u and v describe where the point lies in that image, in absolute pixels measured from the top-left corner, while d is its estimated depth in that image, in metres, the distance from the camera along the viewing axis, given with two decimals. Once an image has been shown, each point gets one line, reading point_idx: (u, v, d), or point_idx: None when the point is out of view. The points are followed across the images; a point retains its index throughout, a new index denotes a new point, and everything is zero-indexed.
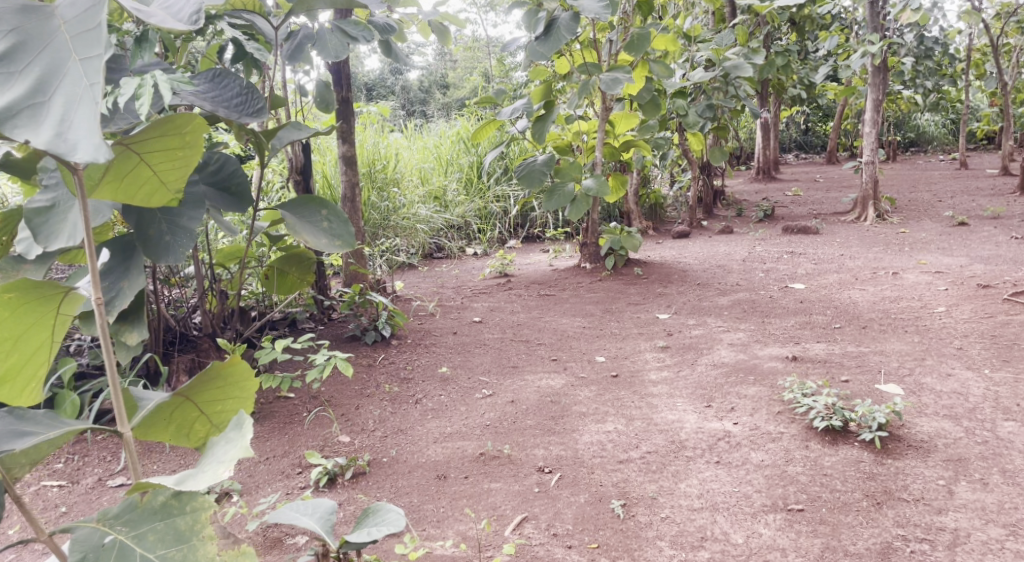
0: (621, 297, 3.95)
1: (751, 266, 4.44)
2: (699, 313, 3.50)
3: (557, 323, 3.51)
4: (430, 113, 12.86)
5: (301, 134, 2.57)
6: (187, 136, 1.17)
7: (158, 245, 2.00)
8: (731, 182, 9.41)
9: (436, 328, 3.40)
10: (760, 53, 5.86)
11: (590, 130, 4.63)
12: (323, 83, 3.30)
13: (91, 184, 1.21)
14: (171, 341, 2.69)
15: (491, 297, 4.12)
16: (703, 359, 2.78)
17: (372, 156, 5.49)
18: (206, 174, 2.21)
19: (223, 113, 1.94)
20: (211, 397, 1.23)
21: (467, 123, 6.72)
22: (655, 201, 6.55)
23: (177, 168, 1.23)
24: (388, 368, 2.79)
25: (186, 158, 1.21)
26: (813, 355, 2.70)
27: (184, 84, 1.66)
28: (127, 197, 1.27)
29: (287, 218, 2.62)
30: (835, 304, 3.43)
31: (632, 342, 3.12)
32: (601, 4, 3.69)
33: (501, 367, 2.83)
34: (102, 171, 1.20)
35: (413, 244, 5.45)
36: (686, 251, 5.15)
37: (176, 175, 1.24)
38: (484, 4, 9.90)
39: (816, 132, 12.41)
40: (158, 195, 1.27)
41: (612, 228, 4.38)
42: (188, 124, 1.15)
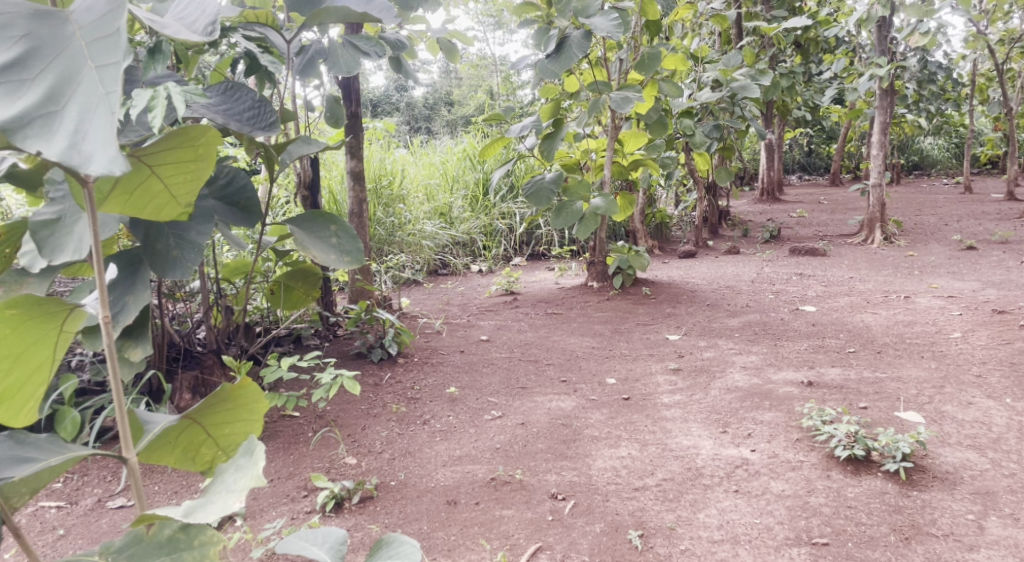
0: (630, 317, 3.90)
1: (760, 288, 4.39)
2: (710, 335, 3.45)
3: (565, 342, 3.46)
4: (435, 130, 12.89)
5: (311, 148, 2.54)
6: (201, 148, 1.14)
7: (165, 260, 1.96)
8: (735, 203, 9.39)
9: (443, 346, 3.35)
10: (768, 74, 5.86)
11: (599, 149, 4.60)
12: (333, 98, 3.28)
13: (99, 197, 1.17)
14: (175, 358, 2.63)
15: (497, 315, 4.07)
16: (716, 383, 2.72)
17: (379, 172, 5.46)
18: (214, 188, 2.16)
19: (234, 127, 1.90)
20: (218, 420, 1.18)
21: (474, 141, 6.70)
22: (661, 221, 6.51)
23: (189, 182, 1.19)
24: (395, 388, 2.74)
25: (198, 171, 1.18)
26: (829, 380, 2.64)
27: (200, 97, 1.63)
28: (135, 210, 1.23)
29: (295, 232, 2.57)
30: (847, 328, 3.38)
31: (642, 364, 3.06)
32: (613, 23, 3.67)
33: (510, 388, 2.77)
34: (110, 183, 1.16)
35: (418, 260, 5.44)
36: (693, 271, 5.11)
37: (188, 188, 1.21)
38: (491, 23, 9.93)
39: (819, 154, 12.44)
40: (168, 208, 1.24)
41: (620, 246, 4.34)
42: (203, 136, 1.11)
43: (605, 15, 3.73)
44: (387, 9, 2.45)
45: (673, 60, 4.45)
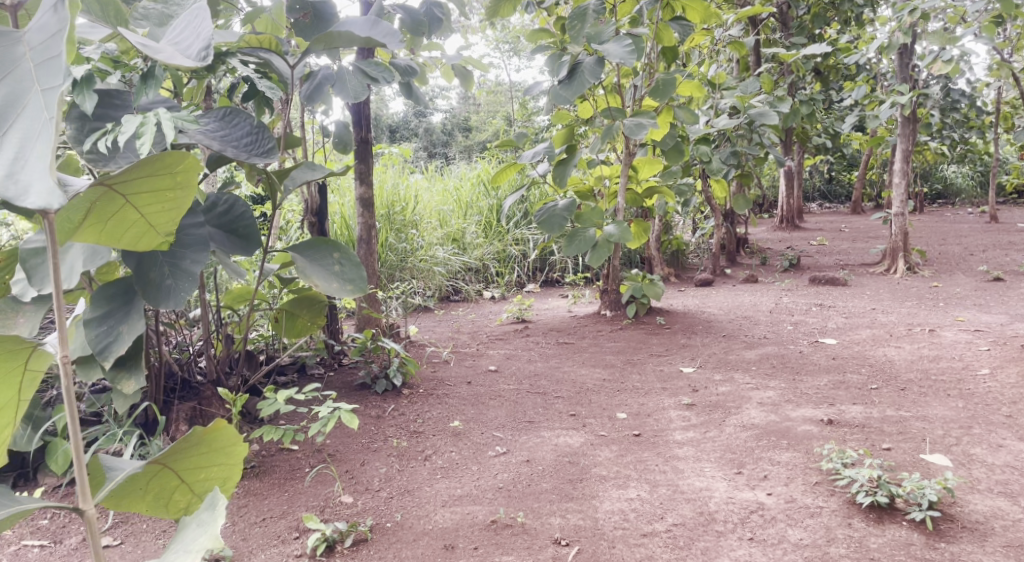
0: (643, 347, 3.80)
1: (779, 319, 4.27)
2: (726, 368, 3.34)
3: (575, 374, 3.36)
4: (452, 155, 12.96)
5: (315, 175, 2.49)
6: (179, 175, 1.08)
7: (159, 290, 1.90)
8: (753, 231, 9.28)
9: (450, 377, 3.27)
10: (786, 101, 5.77)
11: (613, 175, 4.53)
12: (343, 124, 3.24)
13: (70, 227, 1.11)
14: (173, 388, 2.57)
15: (507, 344, 3.99)
16: (731, 420, 2.61)
17: (392, 198, 5.44)
18: (212, 215, 2.11)
19: (231, 152, 1.85)
20: (192, 465, 1.10)
21: (488, 166, 6.68)
22: (677, 248, 6.40)
23: (167, 210, 1.13)
24: (397, 420, 2.65)
25: (177, 200, 1.11)
26: (850, 419, 2.53)
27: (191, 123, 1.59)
28: (114, 241, 1.17)
29: (297, 260, 2.52)
30: (870, 362, 3.26)
31: (655, 398, 2.96)
32: (626, 49, 3.61)
33: (516, 422, 2.68)
34: (83, 213, 1.10)
35: (430, 286, 5.38)
36: (709, 300, 5.01)
37: (166, 218, 1.14)
38: (508, 50, 9.98)
39: (839, 182, 12.31)
40: (146, 237, 1.17)
41: (634, 274, 4.26)
42: (181, 162, 1.05)
43: (618, 41, 3.68)
44: (392, 34, 2.41)
45: (689, 86, 4.38)
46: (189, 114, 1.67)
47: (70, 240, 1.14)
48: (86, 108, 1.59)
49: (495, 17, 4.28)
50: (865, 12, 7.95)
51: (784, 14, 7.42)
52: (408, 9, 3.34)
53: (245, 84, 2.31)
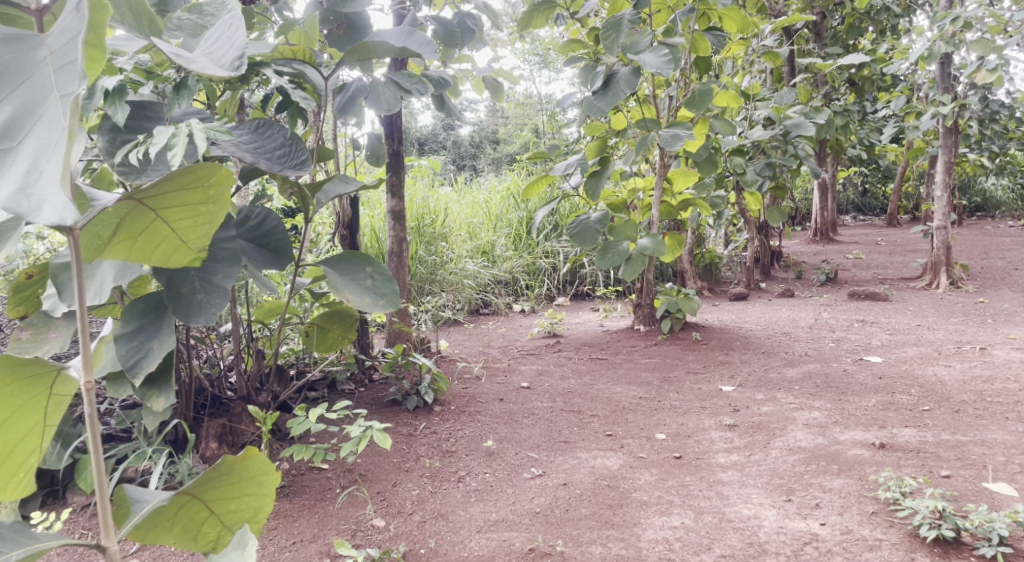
0: (679, 364, 3.69)
1: (819, 335, 4.14)
2: (767, 387, 3.23)
3: (610, 391, 3.27)
4: (480, 168, 12.99)
5: (347, 187, 2.44)
6: (211, 189, 1.02)
7: (189, 305, 1.86)
8: (787, 244, 9.11)
9: (482, 393, 3.19)
10: (823, 112, 5.65)
11: (647, 187, 4.43)
12: (375, 136, 3.21)
13: (97, 245, 1.05)
14: (202, 404, 2.53)
15: (539, 359, 3.91)
16: (776, 443, 2.51)
17: (421, 210, 5.42)
18: (245, 229, 2.06)
19: (264, 165, 1.80)
20: (221, 495, 1.04)
21: (518, 179, 6.63)
22: (711, 261, 6.28)
23: (199, 225, 1.07)
24: (429, 439, 2.58)
25: (209, 214, 1.06)
26: (902, 443, 2.41)
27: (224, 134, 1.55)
28: (143, 257, 1.11)
29: (329, 274, 2.47)
30: (919, 382, 3.13)
31: (694, 418, 2.85)
32: (663, 59, 3.54)
33: (551, 442, 2.59)
34: (111, 229, 1.04)
35: (460, 299, 5.33)
36: (745, 315, 4.89)
37: (198, 233, 1.09)
38: (537, 62, 9.97)
39: (874, 195, 12.10)
40: (178, 254, 1.12)
41: (669, 289, 4.15)
42: (213, 175, 1.00)
43: (655, 51, 3.60)
44: (427, 44, 2.35)
45: (725, 97, 4.28)
46: (221, 126, 1.62)
47: (98, 258, 1.09)
48: (119, 122, 1.54)
49: (527, 27, 4.22)
50: (901, 21, 7.80)
51: (819, 25, 7.29)
52: (441, 19, 3.30)
53: (276, 95, 2.27)
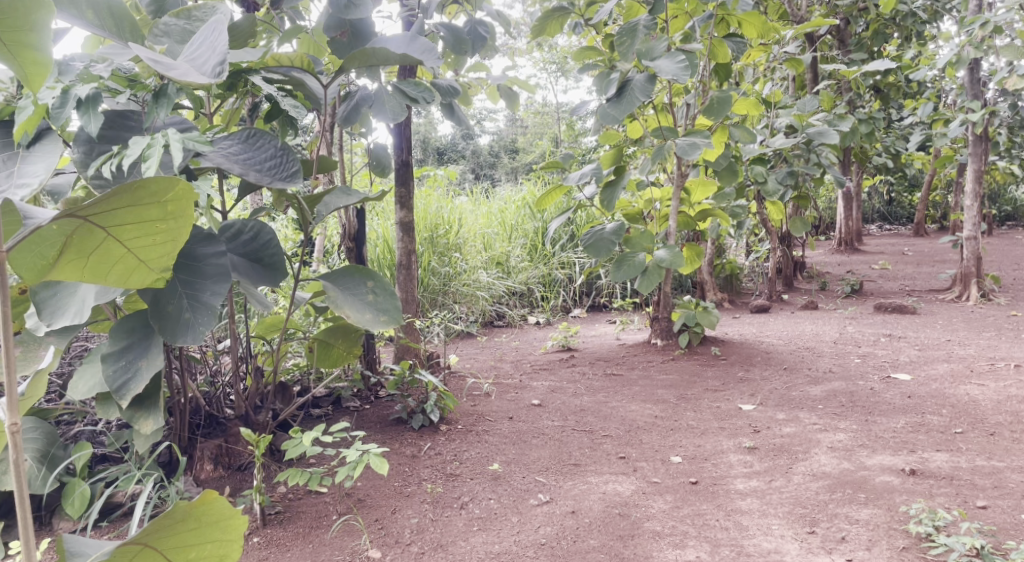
0: (697, 381, 3.55)
1: (844, 350, 3.99)
2: (789, 406, 3.08)
3: (624, 410, 3.13)
4: (499, 178, 12.94)
5: (348, 199, 2.35)
6: (169, 204, 0.95)
7: (176, 323, 1.76)
8: (810, 254, 8.92)
9: (491, 411, 3.08)
10: (847, 120, 5.49)
11: (663, 198, 4.30)
12: (382, 145, 3.14)
13: (42, 266, 0.97)
14: (198, 424, 2.45)
15: (552, 375, 3.78)
16: (799, 468, 2.37)
17: (434, 221, 5.34)
18: (237, 244, 1.98)
19: (252, 177, 1.72)
20: (178, 543, 0.94)
21: (534, 189, 6.53)
22: (732, 272, 6.13)
23: (159, 244, 0.99)
24: (433, 461, 2.48)
25: (170, 232, 0.98)
26: (935, 469, 2.27)
27: (203, 145, 1.48)
28: (97, 279, 1.02)
29: (329, 289, 2.38)
30: (952, 402, 2.97)
31: (713, 439, 2.72)
32: (679, 65, 3.41)
33: (561, 465, 2.47)
34: (58, 247, 0.95)
35: (473, 311, 5.23)
36: (767, 328, 4.74)
37: (158, 253, 1.00)
38: (555, 71, 9.90)
39: (900, 204, 11.86)
40: (136, 276, 1.03)
41: (686, 301, 4.01)
42: (172, 189, 0.93)
43: (671, 57, 3.48)
44: (430, 50, 2.27)
45: (745, 104, 4.16)
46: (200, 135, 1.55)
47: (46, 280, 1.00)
48: (91, 131, 1.54)
49: (541, 34, 4.13)
50: (927, 26, 7.60)
51: (842, 30, 7.12)
52: (451, 26, 3.20)
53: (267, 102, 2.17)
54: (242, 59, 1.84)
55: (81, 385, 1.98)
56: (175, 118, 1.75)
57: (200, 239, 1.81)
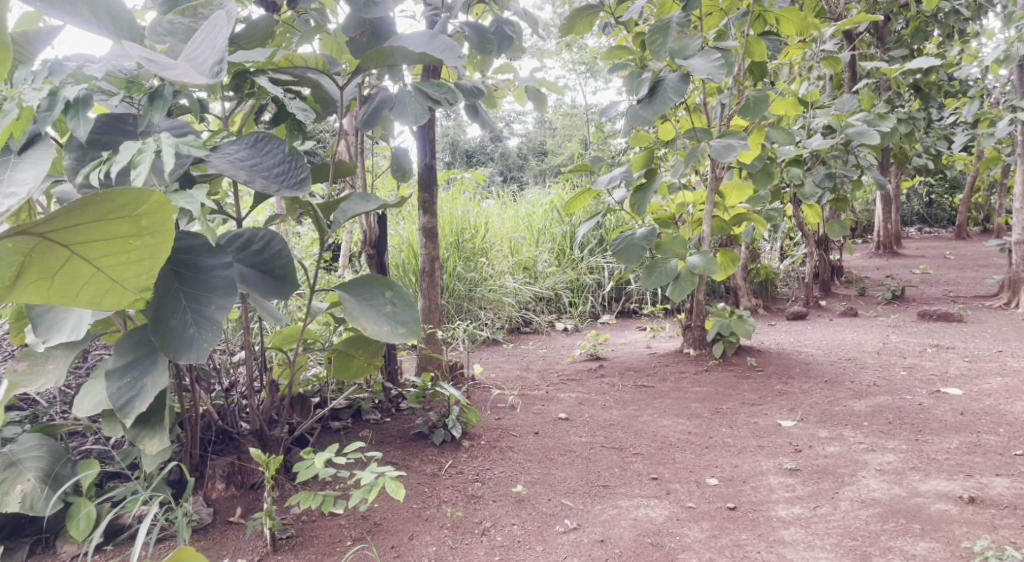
0: (733, 394, 3.38)
1: (889, 361, 3.79)
2: (832, 423, 2.91)
3: (656, 425, 2.98)
4: (526, 181, 12.84)
5: (367, 206, 2.24)
6: (133, 220, 1.04)
7: (178, 339, 1.65)
8: (847, 258, 8.65)
9: (515, 426, 2.94)
10: (888, 120, 5.27)
11: (697, 201, 4.13)
12: (403, 150, 3.03)
13: (7, 284, 1.05)
14: (210, 440, 2.35)
15: (580, 386, 3.64)
16: (845, 493, 2.21)
17: (460, 225, 5.24)
18: (247, 254, 1.87)
19: (258, 185, 1.62)
20: None
21: (562, 192, 6.39)
22: (766, 277, 5.93)
23: (125, 259, 1.10)
24: (454, 481, 2.36)
25: (134, 248, 1.08)
26: (995, 497, 2.11)
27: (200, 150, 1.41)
28: (65, 293, 1.11)
29: (345, 299, 2.27)
30: (1009, 420, 2.78)
31: (751, 459, 2.56)
32: (714, 63, 3.26)
33: (588, 487, 2.34)
34: (22, 264, 1.04)
35: (500, 317, 5.11)
36: (805, 337, 4.55)
37: (127, 268, 1.11)
38: (584, 72, 9.77)
39: (941, 205, 11.52)
40: (108, 289, 1.13)
41: (721, 310, 3.84)
42: (132, 206, 1.02)
43: (705, 55, 3.33)
44: (451, 48, 2.15)
45: (783, 104, 3.98)
46: (196, 140, 1.47)
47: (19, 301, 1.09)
48: (80, 136, 1.49)
49: (569, 33, 3.99)
50: (971, 23, 7.31)
51: (881, 27, 6.87)
52: (476, 26, 3.09)
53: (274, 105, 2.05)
54: (248, 59, 1.75)
55: (86, 401, 1.90)
56: (172, 122, 1.67)
57: (204, 251, 1.71)
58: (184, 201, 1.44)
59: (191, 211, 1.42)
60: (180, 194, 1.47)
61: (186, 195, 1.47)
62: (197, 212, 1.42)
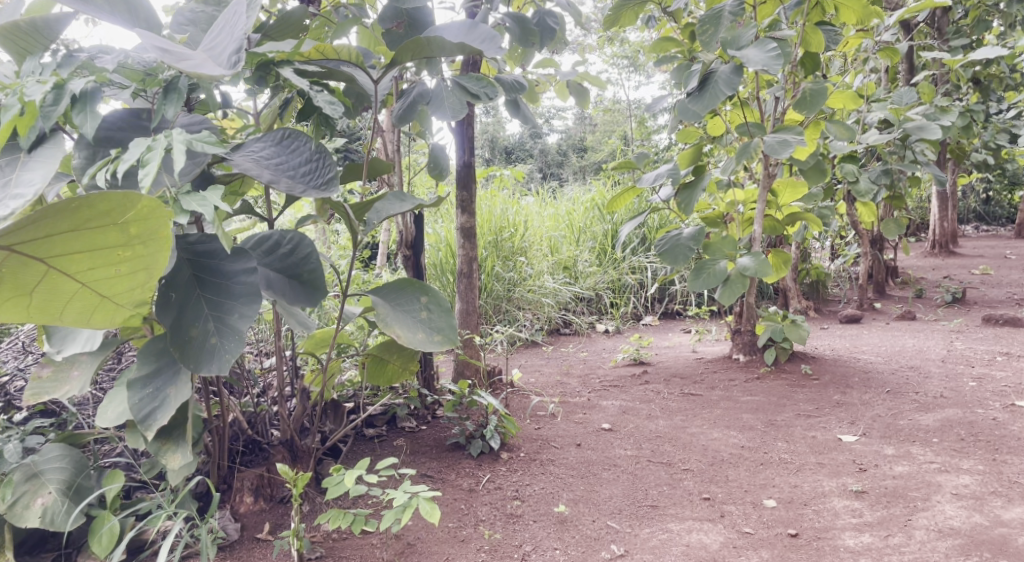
0: (788, 404, 3.19)
1: (955, 371, 3.56)
2: (898, 439, 2.71)
3: (707, 438, 2.81)
4: (566, 178, 12.68)
5: (403, 206, 2.12)
6: (111, 232, 1.27)
7: (200, 349, 1.54)
8: (900, 258, 8.31)
9: (557, 436, 2.80)
10: (950, 113, 4.98)
11: (747, 199, 3.92)
12: (440, 146, 2.90)
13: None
14: (239, 450, 2.26)
15: (623, 393, 3.47)
16: (919, 521, 2.05)
17: (499, 223, 5.12)
18: (275, 258, 1.76)
19: (281, 186, 1.50)
20: None
21: (603, 189, 6.22)
22: (818, 278, 5.68)
23: (110, 270, 1.33)
24: (493, 497, 2.23)
25: (120, 258, 1.32)
26: None
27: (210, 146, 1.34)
28: (54, 305, 1.35)
29: (380, 305, 2.15)
30: None
31: (812, 478, 2.39)
32: (770, 54, 3.06)
33: (636, 506, 2.20)
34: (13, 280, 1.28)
35: (539, 317, 4.97)
36: (861, 342, 4.32)
37: (112, 279, 1.34)
38: (626, 66, 9.56)
39: (999, 203, 11.06)
40: (98, 301, 1.37)
41: (773, 313, 3.63)
42: (111, 217, 1.25)
43: (760, 46, 3.13)
44: (491, 38, 2.00)
45: (843, 97, 3.75)
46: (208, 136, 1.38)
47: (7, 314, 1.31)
48: (85, 132, 1.40)
49: (613, 25, 3.81)
50: None
51: (940, 17, 6.54)
52: (518, 16, 2.94)
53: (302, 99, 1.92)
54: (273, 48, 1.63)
55: (110, 412, 1.81)
56: (194, 118, 1.58)
57: (227, 255, 1.61)
58: (196, 203, 1.36)
59: (204, 214, 1.34)
60: (192, 195, 1.39)
61: (199, 196, 1.38)
62: (209, 215, 1.34)
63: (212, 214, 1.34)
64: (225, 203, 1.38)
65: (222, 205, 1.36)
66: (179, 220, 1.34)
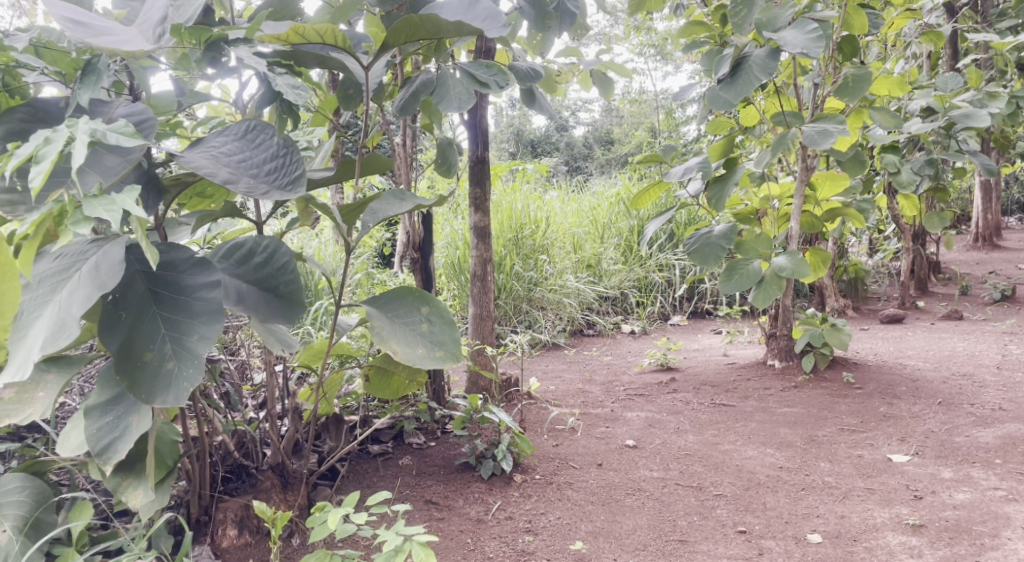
0: (829, 417, 2.93)
1: (1014, 379, 3.26)
2: (956, 460, 2.44)
3: (741, 456, 2.56)
4: (592, 171, 12.38)
5: (401, 206, 1.90)
6: None
7: (154, 376, 1.34)
8: (942, 252, 7.91)
9: (575, 455, 2.56)
10: (1000, 98, 4.49)
11: (784, 194, 3.64)
12: (448, 141, 2.68)
13: None
14: (225, 475, 2.07)
15: (649, 404, 3.22)
16: None
17: (520, 219, 4.88)
18: (248, 267, 1.55)
19: (242, 187, 1.29)
20: None
21: (629, 183, 5.95)
22: (856, 274, 5.36)
23: None
24: (502, 528, 2.01)
25: None
26: None
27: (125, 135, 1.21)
28: None
29: (374, 316, 1.94)
30: None
31: (861, 507, 2.13)
32: (809, 36, 2.79)
33: (662, 541, 1.96)
34: None
35: (561, 318, 4.73)
36: (906, 345, 4.02)
37: None
38: (654, 55, 9.23)
39: None
40: None
41: (810, 317, 3.33)
42: None
43: (798, 28, 2.86)
44: (495, 16, 1.76)
45: (889, 82, 3.45)
46: (123, 126, 1.24)
47: None
48: None
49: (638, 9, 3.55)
50: None
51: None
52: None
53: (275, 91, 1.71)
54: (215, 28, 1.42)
55: (71, 436, 1.62)
56: (135, 107, 1.40)
57: (189, 266, 1.40)
58: (102, 208, 1.19)
59: (109, 222, 1.18)
60: (101, 198, 1.21)
61: (108, 199, 1.21)
62: (114, 223, 1.17)
63: (118, 221, 1.18)
64: (137, 208, 1.20)
65: (131, 211, 1.19)
66: (80, 228, 1.18)
